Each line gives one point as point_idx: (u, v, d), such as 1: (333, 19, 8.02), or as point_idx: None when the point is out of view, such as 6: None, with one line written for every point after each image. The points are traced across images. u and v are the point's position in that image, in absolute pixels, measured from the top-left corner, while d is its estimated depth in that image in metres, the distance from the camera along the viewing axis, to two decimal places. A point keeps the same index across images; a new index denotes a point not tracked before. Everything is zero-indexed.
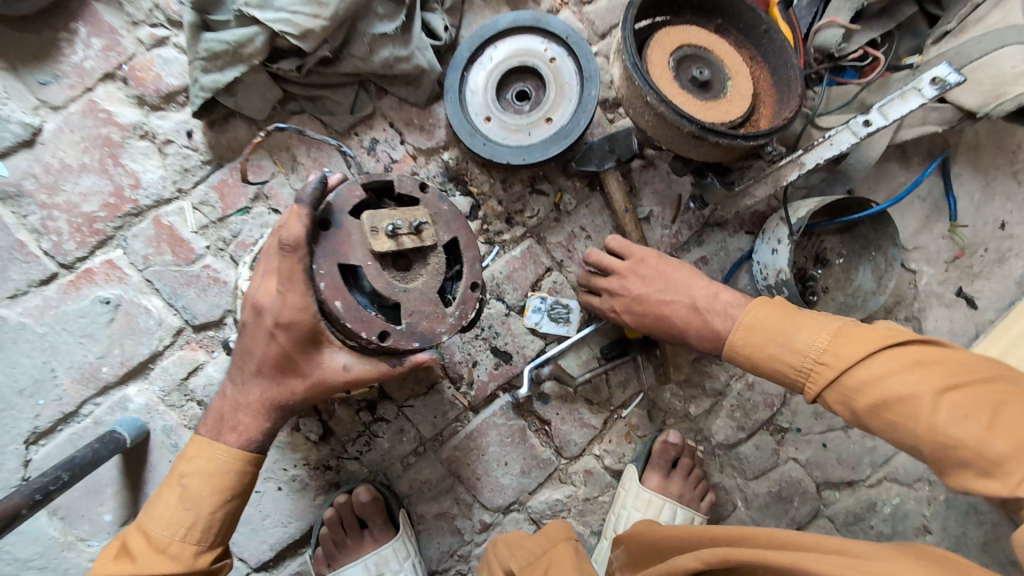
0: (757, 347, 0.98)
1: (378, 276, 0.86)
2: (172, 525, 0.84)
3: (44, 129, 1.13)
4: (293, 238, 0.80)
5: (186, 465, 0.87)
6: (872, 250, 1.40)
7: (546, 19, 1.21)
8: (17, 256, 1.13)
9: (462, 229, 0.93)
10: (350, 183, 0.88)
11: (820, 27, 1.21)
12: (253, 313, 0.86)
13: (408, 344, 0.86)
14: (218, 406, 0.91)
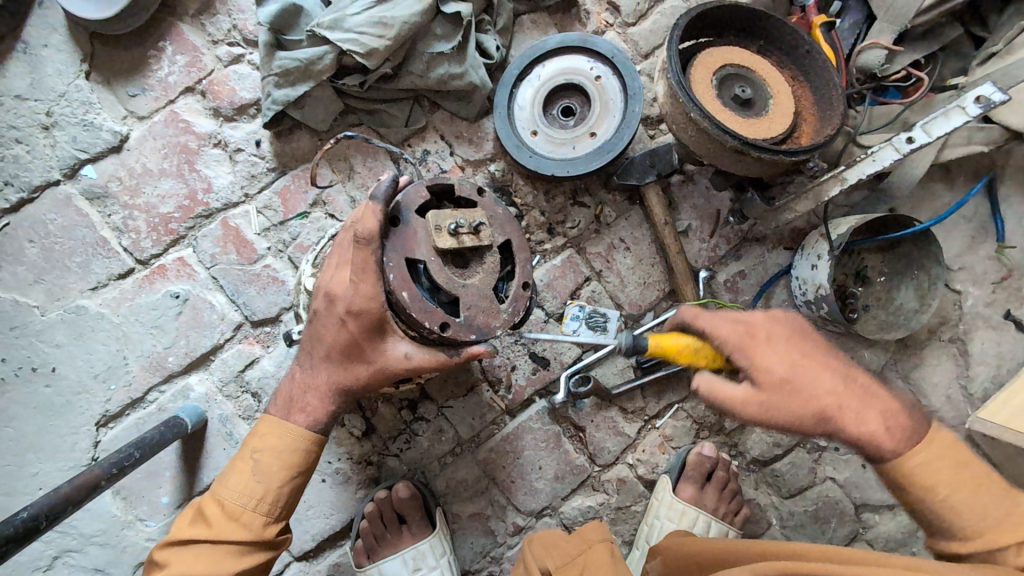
0: (815, 402, 0.86)
1: (440, 270, 0.92)
2: (242, 496, 0.91)
3: (131, 136, 1.24)
4: (367, 232, 0.86)
5: (258, 441, 0.94)
6: (915, 269, 1.40)
7: (592, 40, 1.27)
8: (100, 251, 1.24)
9: (515, 232, 0.99)
10: (417, 184, 0.94)
11: (862, 48, 1.24)
12: (326, 301, 0.92)
13: (466, 336, 0.91)
14: (288, 387, 0.98)
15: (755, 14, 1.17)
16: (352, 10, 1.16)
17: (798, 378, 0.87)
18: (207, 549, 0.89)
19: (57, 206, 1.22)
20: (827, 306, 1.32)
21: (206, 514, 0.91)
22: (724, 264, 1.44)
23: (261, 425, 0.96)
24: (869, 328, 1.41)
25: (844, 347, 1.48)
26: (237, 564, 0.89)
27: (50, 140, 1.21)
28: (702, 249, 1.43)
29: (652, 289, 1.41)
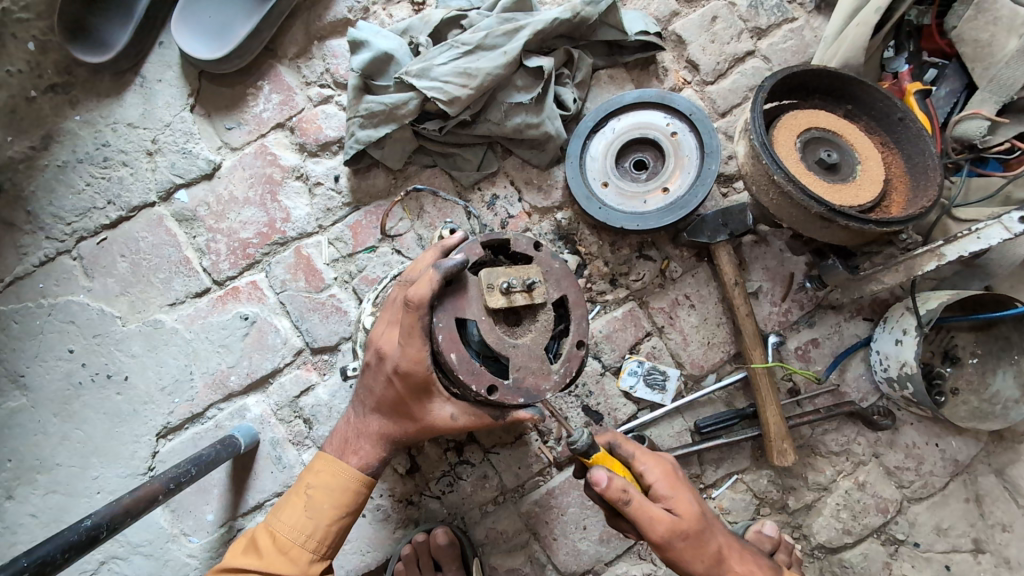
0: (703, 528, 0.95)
1: (490, 330, 0.87)
2: (295, 530, 0.91)
3: (223, 165, 1.32)
4: (417, 298, 0.83)
5: (312, 478, 0.95)
6: (1015, 353, 1.29)
7: (670, 97, 1.27)
8: (182, 270, 1.30)
9: (572, 288, 0.93)
10: (470, 242, 0.90)
11: (961, 117, 1.17)
12: (375, 358, 0.94)
13: (513, 400, 0.86)
14: (340, 431, 1.01)
15: (845, 78, 1.14)
16: (440, 60, 1.20)
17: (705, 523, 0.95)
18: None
19: (149, 225, 1.30)
20: (913, 386, 1.23)
21: (256, 544, 0.92)
22: (796, 330, 1.37)
23: (316, 461, 0.97)
24: (958, 414, 1.31)
25: (929, 432, 1.36)
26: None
27: (152, 165, 1.31)
28: (772, 312, 1.36)
29: (716, 350, 1.36)
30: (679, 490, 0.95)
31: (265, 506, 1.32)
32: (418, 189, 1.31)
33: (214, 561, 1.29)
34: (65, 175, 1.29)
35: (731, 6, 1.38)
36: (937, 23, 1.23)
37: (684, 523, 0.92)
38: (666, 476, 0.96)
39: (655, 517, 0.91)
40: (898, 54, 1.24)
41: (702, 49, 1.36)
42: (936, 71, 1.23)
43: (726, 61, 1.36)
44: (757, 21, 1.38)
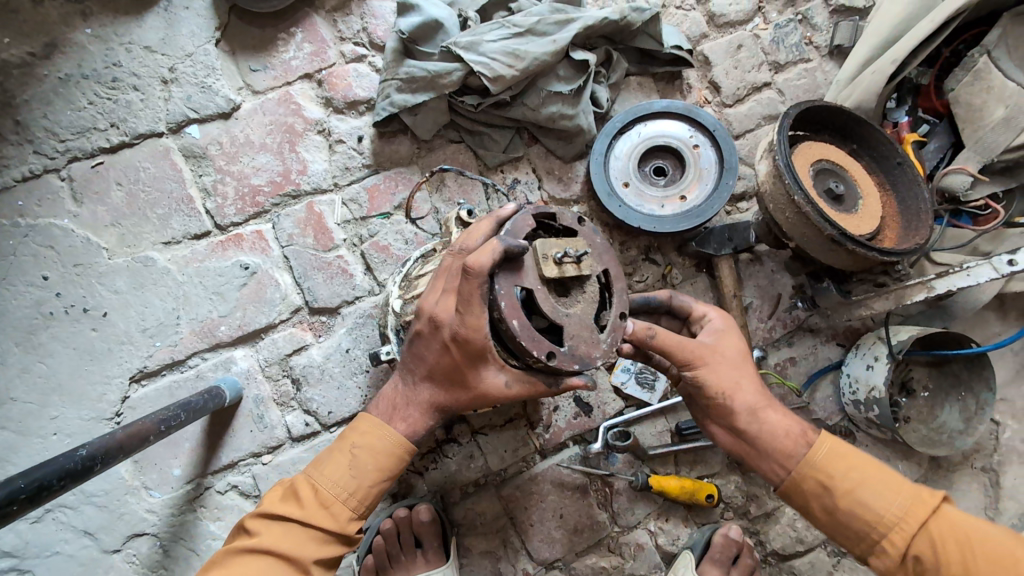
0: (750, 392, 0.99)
1: (546, 300, 0.85)
2: (338, 487, 0.91)
3: (242, 107, 1.26)
4: (478, 266, 0.80)
5: (358, 437, 0.94)
6: (962, 390, 1.43)
7: (697, 111, 1.32)
8: (182, 208, 1.23)
9: (613, 262, 0.91)
10: (524, 213, 0.88)
11: (949, 170, 1.29)
12: (430, 325, 0.92)
13: (569, 367, 0.84)
14: (385, 397, 0.99)
15: (856, 119, 1.25)
16: (490, 36, 1.21)
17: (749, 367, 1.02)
18: (295, 528, 0.88)
19: (154, 156, 1.23)
20: (878, 409, 1.33)
21: (298, 494, 0.91)
22: (777, 347, 1.45)
23: (361, 422, 0.96)
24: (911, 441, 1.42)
25: (881, 454, 1.47)
26: (318, 552, 0.88)
27: (166, 94, 1.23)
28: (759, 327, 1.44)
29: None
30: (728, 339, 1.01)
31: (239, 466, 1.26)
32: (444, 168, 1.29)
33: (176, 519, 1.23)
34: (66, 89, 1.20)
35: (757, 38, 1.46)
36: (934, 84, 1.35)
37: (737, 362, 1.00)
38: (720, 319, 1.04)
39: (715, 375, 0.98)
40: (898, 106, 1.37)
41: (726, 73, 1.44)
42: (928, 127, 1.37)
43: (746, 87, 1.44)
44: (777, 56, 1.46)
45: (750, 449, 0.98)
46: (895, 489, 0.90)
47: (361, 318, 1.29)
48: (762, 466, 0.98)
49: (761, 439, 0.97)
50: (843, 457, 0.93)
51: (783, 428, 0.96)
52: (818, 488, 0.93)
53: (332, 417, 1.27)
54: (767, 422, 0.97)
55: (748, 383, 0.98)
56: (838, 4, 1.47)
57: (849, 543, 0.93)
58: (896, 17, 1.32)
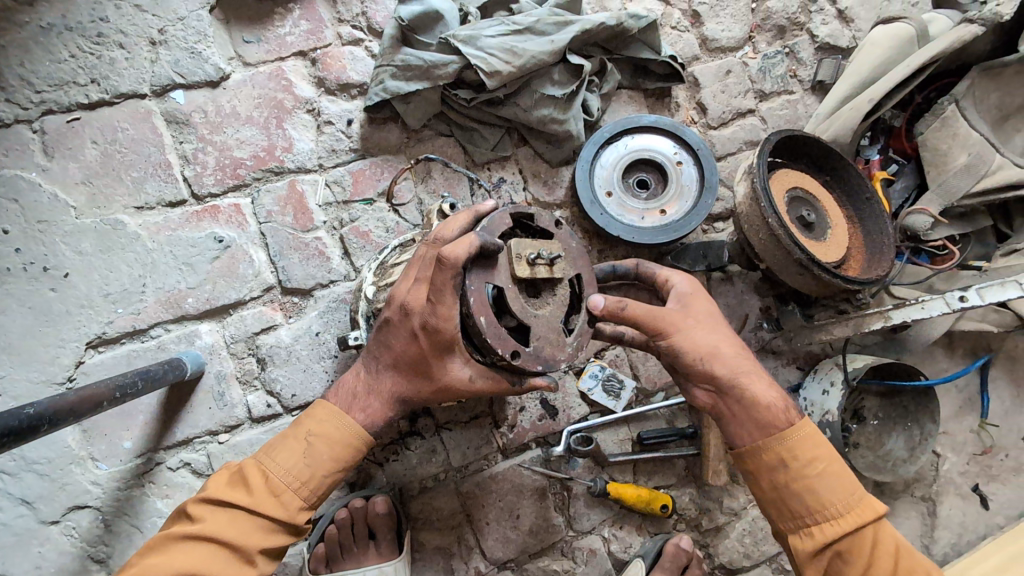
0: (739, 361, 0.95)
1: (516, 298, 0.86)
2: (291, 475, 0.89)
3: (231, 77, 1.24)
4: (454, 257, 0.80)
5: (314, 424, 0.92)
6: (908, 420, 1.50)
7: (683, 129, 1.36)
8: (159, 174, 1.20)
9: (586, 267, 0.93)
10: (503, 210, 0.89)
11: (910, 212, 1.35)
12: (400, 312, 0.91)
13: (533, 367, 0.85)
14: (346, 384, 0.98)
15: (832, 152, 1.30)
16: (489, 32, 1.22)
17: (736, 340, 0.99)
18: (240, 517, 0.86)
19: (134, 118, 1.19)
20: (830, 432, 1.37)
21: (247, 480, 0.88)
22: None
23: (319, 410, 0.94)
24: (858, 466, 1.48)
25: None
26: (264, 541, 0.86)
27: (153, 55, 1.20)
28: None
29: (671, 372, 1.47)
30: (705, 307, 1.00)
31: (193, 443, 1.23)
32: (432, 158, 1.31)
33: (121, 494, 1.19)
34: (46, 40, 1.16)
35: (745, 66, 1.51)
36: (906, 127, 1.43)
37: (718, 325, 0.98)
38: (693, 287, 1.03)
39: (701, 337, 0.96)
40: (871, 144, 1.44)
41: (713, 96, 1.48)
42: (897, 167, 1.44)
43: (731, 112, 1.49)
44: (763, 85, 1.51)
45: (727, 410, 0.95)
46: (849, 489, 0.90)
47: (334, 303, 1.27)
48: (734, 428, 0.95)
49: (740, 404, 0.93)
50: (814, 448, 0.91)
51: (766, 399, 0.93)
52: (775, 463, 0.92)
53: (294, 401, 1.26)
54: (750, 388, 0.93)
55: (726, 345, 0.96)
56: (824, 42, 1.53)
57: (777, 516, 0.94)
58: (880, 57, 1.39)
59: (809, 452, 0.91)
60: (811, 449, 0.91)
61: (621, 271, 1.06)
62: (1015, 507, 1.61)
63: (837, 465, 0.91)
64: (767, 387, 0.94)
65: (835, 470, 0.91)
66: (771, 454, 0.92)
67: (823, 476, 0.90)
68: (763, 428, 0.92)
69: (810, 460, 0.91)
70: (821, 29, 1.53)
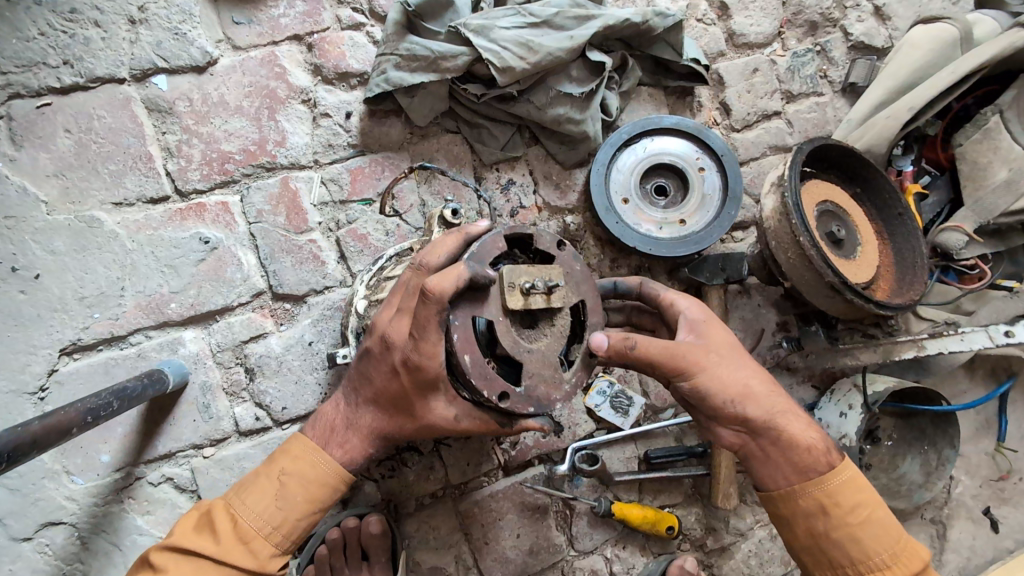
0: (770, 400, 0.89)
1: (506, 333, 0.78)
2: (260, 519, 0.84)
3: (220, 62, 1.13)
4: (437, 292, 0.72)
5: (288, 463, 0.87)
6: (925, 443, 1.45)
7: (706, 132, 1.27)
8: (139, 167, 1.10)
9: (590, 293, 0.86)
10: (497, 234, 0.80)
11: (945, 228, 1.27)
12: (380, 345, 0.84)
13: (523, 409, 0.78)
14: (324, 417, 0.93)
15: (865, 163, 1.22)
16: (503, 23, 1.12)
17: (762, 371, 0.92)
18: (207, 566, 0.81)
19: (112, 105, 1.09)
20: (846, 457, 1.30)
21: (214, 524, 0.84)
22: None
23: (294, 446, 0.89)
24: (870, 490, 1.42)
25: None
26: None
27: (132, 35, 1.09)
28: None
29: None
30: (720, 335, 0.91)
31: (176, 457, 1.15)
32: (427, 167, 1.22)
33: (98, 510, 1.12)
34: (14, 14, 1.05)
35: (773, 64, 1.41)
36: (941, 135, 1.34)
37: (740, 355, 0.91)
38: (702, 308, 0.94)
39: (723, 374, 0.88)
40: (905, 154, 1.34)
41: (738, 96, 1.39)
42: (929, 177, 1.36)
43: (756, 114, 1.40)
44: (791, 85, 1.42)
45: (758, 451, 0.89)
46: (893, 536, 0.86)
47: (329, 310, 1.19)
48: (764, 470, 0.90)
49: (773, 445, 0.88)
50: (857, 491, 0.87)
51: (804, 440, 0.88)
52: (815, 510, 0.87)
53: (285, 414, 1.18)
54: (785, 428, 0.88)
55: (755, 380, 0.89)
56: (858, 40, 1.42)
57: (815, 564, 0.89)
58: (917, 61, 1.30)
59: (853, 497, 0.86)
60: (854, 494, 0.86)
61: (622, 290, 0.99)
62: None
63: (880, 510, 0.87)
64: (802, 427, 0.89)
65: (878, 515, 0.86)
66: (812, 500, 0.87)
67: (867, 523, 0.86)
68: (803, 472, 0.87)
69: (854, 507, 0.86)
70: (857, 27, 1.43)
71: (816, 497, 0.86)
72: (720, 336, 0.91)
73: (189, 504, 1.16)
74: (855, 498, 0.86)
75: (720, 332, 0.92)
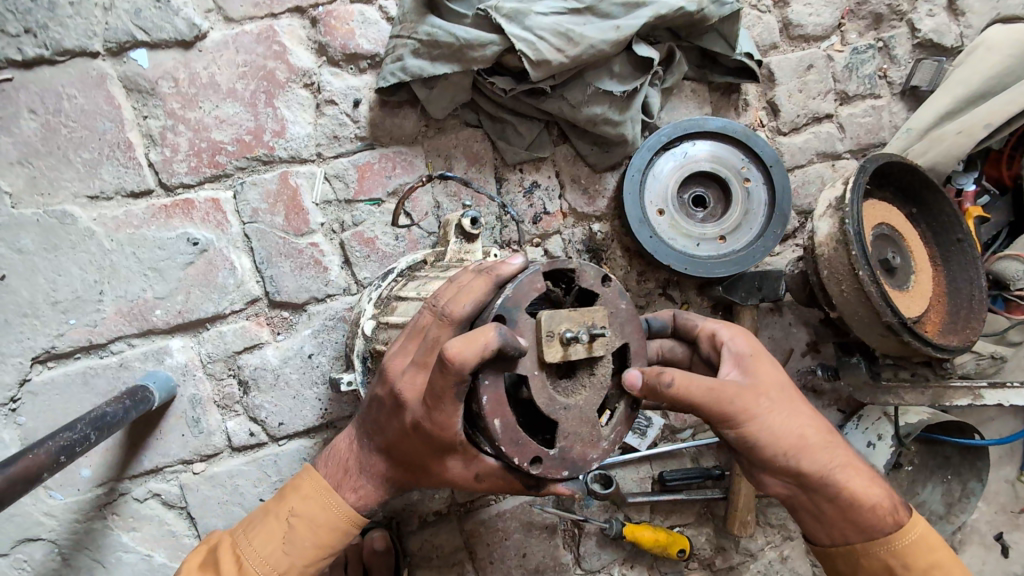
0: (830, 450, 0.77)
1: (542, 388, 0.66)
2: (265, 563, 0.75)
3: (209, 37, 0.98)
4: (459, 362, 0.60)
5: (298, 503, 0.78)
6: (947, 471, 1.39)
7: (755, 139, 1.14)
8: (118, 156, 0.97)
9: (636, 336, 0.73)
10: (534, 273, 0.67)
11: (1003, 255, 1.18)
12: (392, 398, 0.73)
13: (556, 474, 0.67)
14: (337, 454, 0.83)
15: (928, 183, 1.11)
16: (540, 7, 0.97)
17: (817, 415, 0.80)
18: None
19: (83, 82, 0.94)
20: None
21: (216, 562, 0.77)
22: None
23: (306, 482, 0.80)
24: None
25: None
26: None
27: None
28: None
29: None
30: (771, 374, 0.78)
31: (164, 472, 1.07)
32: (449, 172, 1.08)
33: (80, 526, 1.03)
34: None
35: (830, 60, 1.27)
36: (1009, 153, 1.22)
37: (792, 397, 0.78)
38: (746, 339, 0.81)
39: (775, 421, 0.75)
40: (966, 171, 1.22)
41: (789, 95, 1.25)
42: (988, 197, 1.24)
43: (806, 116, 1.27)
44: (848, 85, 1.28)
45: (812, 505, 0.78)
46: None
47: (331, 321, 1.08)
48: (817, 524, 0.80)
49: (832, 502, 0.77)
50: (931, 548, 0.77)
51: (868, 498, 0.76)
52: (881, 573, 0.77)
53: (282, 430, 1.09)
54: (847, 485, 0.76)
55: (812, 428, 0.76)
56: (925, 38, 1.28)
57: None
58: (992, 68, 1.16)
59: (928, 554, 0.76)
60: (931, 550, 0.77)
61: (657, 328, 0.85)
62: None
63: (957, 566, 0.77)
64: (867, 480, 0.77)
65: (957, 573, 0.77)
66: (879, 558, 0.77)
67: None
68: (868, 530, 0.77)
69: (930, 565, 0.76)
70: (926, 22, 1.28)
71: (884, 555, 0.77)
72: (771, 375, 0.78)
73: (178, 521, 1.08)
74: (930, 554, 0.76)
75: (768, 369, 0.78)
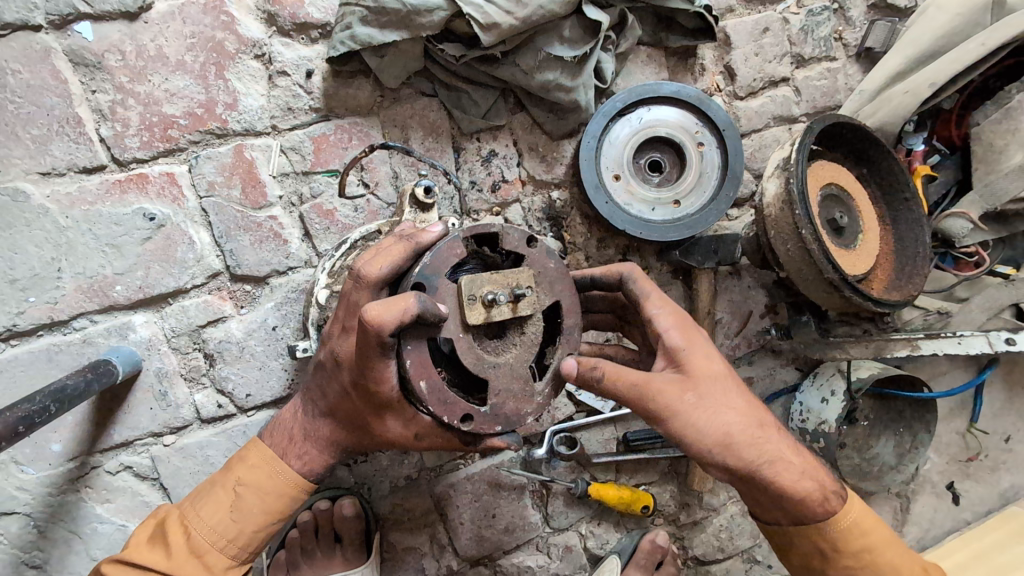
0: (764, 446, 0.78)
1: (467, 350, 0.70)
2: (214, 532, 0.80)
3: (154, 8, 0.97)
4: (378, 324, 0.64)
5: (244, 473, 0.82)
6: (900, 425, 1.45)
7: (709, 103, 1.16)
8: (68, 132, 0.96)
9: (566, 292, 0.76)
10: (452, 239, 0.71)
11: (949, 213, 1.20)
12: (333, 361, 0.80)
13: (489, 430, 0.71)
14: (281, 424, 0.88)
15: (875, 144, 1.13)
16: None
17: (754, 407, 0.80)
18: None
19: (27, 57, 0.93)
20: (824, 442, 1.30)
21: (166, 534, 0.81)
22: (737, 364, 1.38)
23: (251, 454, 0.85)
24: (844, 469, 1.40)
25: None
26: None
27: None
28: (724, 344, 1.35)
29: None
30: (699, 369, 0.79)
31: (134, 445, 1.09)
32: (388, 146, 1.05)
33: (54, 500, 1.05)
34: None
35: (786, 23, 1.28)
36: (958, 113, 1.25)
37: (722, 394, 0.79)
38: (681, 326, 0.82)
39: (702, 418, 0.77)
40: (916, 131, 1.26)
41: (745, 59, 1.26)
42: (938, 157, 1.28)
43: (763, 80, 1.28)
44: (803, 48, 1.29)
45: (749, 492, 0.82)
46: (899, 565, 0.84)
47: (294, 293, 1.10)
48: (756, 505, 0.85)
49: (766, 492, 0.79)
50: (868, 532, 0.83)
51: (795, 491, 0.79)
52: (814, 554, 0.84)
53: (249, 401, 1.11)
54: (778, 477, 0.78)
55: (740, 424, 0.77)
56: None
57: None
58: (942, 27, 1.18)
59: (863, 537, 0.82)
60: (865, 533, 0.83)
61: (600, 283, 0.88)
62: (986, 504, 1.62)
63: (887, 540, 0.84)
64: (804, 472, 0.80)
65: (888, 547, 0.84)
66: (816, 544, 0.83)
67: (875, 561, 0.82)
68: (802, 518, 0.82)
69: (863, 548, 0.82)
70: None
71: (820, 541, 0.82)
72: (702, 369, 0.79)
73: (151, 491, 1.11)
74: (866, 537, 0.82)
75: (700, 361, 0.79)
